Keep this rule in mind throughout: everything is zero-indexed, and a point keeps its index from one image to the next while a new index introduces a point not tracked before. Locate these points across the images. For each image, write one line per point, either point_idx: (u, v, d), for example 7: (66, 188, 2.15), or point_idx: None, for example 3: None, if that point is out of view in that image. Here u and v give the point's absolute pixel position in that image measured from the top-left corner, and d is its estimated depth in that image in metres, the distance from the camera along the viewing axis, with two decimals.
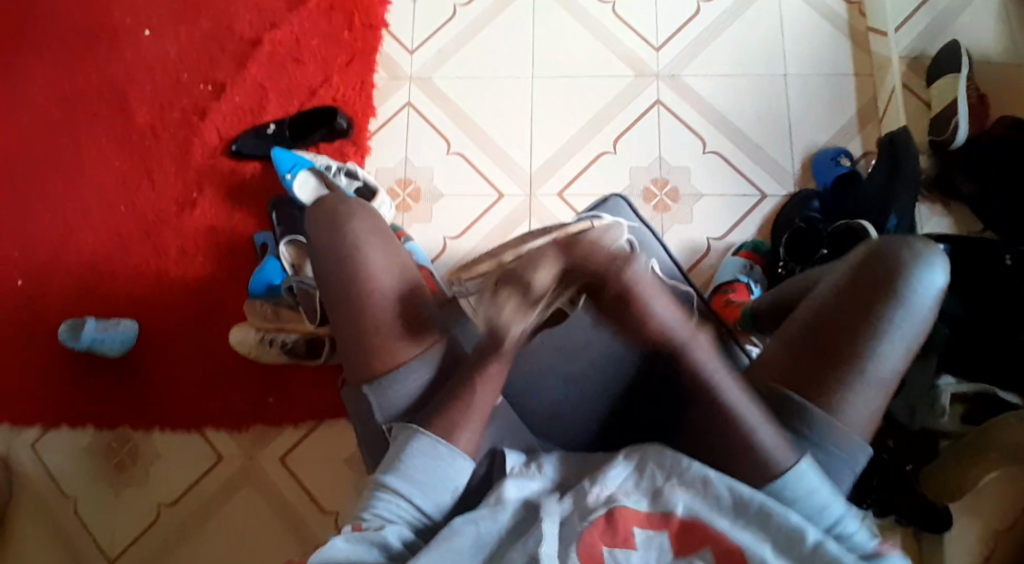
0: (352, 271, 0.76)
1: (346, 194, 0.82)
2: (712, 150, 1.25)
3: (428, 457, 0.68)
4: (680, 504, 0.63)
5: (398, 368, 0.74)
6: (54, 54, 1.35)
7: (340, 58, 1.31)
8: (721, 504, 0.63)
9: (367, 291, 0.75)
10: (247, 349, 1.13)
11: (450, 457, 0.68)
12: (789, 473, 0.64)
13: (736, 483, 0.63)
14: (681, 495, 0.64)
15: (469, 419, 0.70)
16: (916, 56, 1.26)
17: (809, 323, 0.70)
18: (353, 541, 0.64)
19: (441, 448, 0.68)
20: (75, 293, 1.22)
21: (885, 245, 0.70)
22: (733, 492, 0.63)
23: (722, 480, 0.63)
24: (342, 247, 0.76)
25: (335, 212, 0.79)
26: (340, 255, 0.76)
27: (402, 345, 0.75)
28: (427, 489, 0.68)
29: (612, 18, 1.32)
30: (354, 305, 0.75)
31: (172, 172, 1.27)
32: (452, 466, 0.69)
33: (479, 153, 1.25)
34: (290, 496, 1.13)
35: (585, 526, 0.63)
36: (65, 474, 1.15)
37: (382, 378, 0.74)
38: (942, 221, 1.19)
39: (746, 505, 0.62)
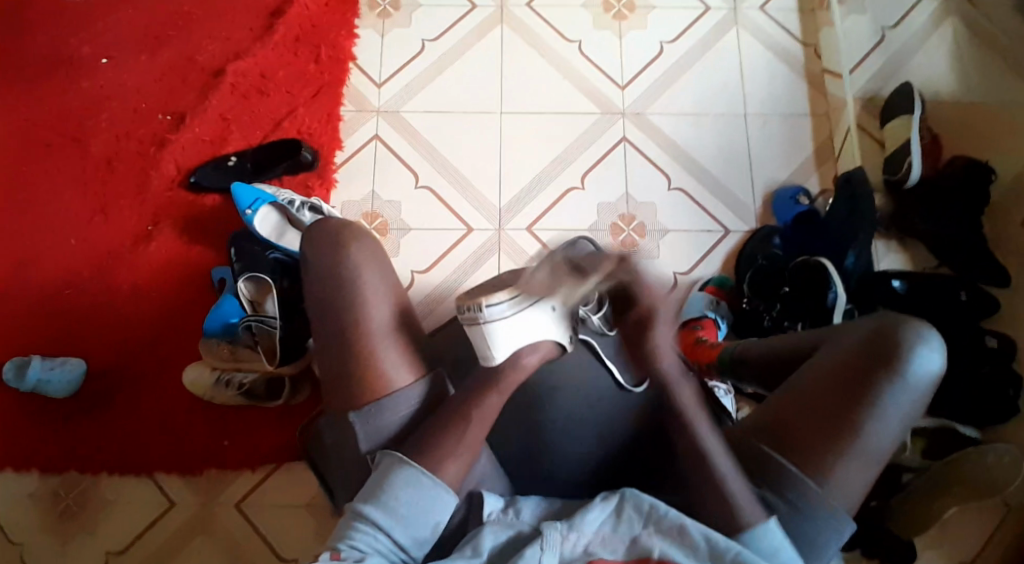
0: (355, 296, 0.78)
1: (345, 222, 0.85)
2: (677, 187, 1.27)
3: (414, 490, 0.69)
4: (656, 549, 0.65)
5: (387, 396, 0.75)
6: (3, 81, 1.30)
7: (305, 90, 1.29)
8: (697, 553, 0.65)
9: (361, 321, 0.77)
10: (202, 390, 1.09)
11: (433, 491, 0.69)
12: (755, 521, 0.68)
13: (711, 533, 0.65)
14: (657, 543, 0.66)
15: (458, 451, 0.71)
16: (871, 98, 1.31)
17: (811, 389, 0.75)
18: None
19: (427, 480, 0.69)
20: (20, 330, 1.16)
21: (884, 328, 0.75)
22: (709, 542, 0.65)
23: (697, 528, 0.65)
24: (342, 272, 0.79)
25: (340, 237, 0.82)
26: (338, 279, 0.79)
27: (392, 368, 0.76)
28: (408, 524, 0.68)
29: (579, 57, 1.33)
30: (347, 328, 0.77)
31: (127, 204, 1.23)
32: (434, 502, 0.69)
33: (446, 187, 1.25)
34: (248, 542, 1.08)
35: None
36: (5, 522, 1.08)
37: (373, 403, 0.75)
38: (897, 257, 1.21)
39: (722, 555, 0.64)
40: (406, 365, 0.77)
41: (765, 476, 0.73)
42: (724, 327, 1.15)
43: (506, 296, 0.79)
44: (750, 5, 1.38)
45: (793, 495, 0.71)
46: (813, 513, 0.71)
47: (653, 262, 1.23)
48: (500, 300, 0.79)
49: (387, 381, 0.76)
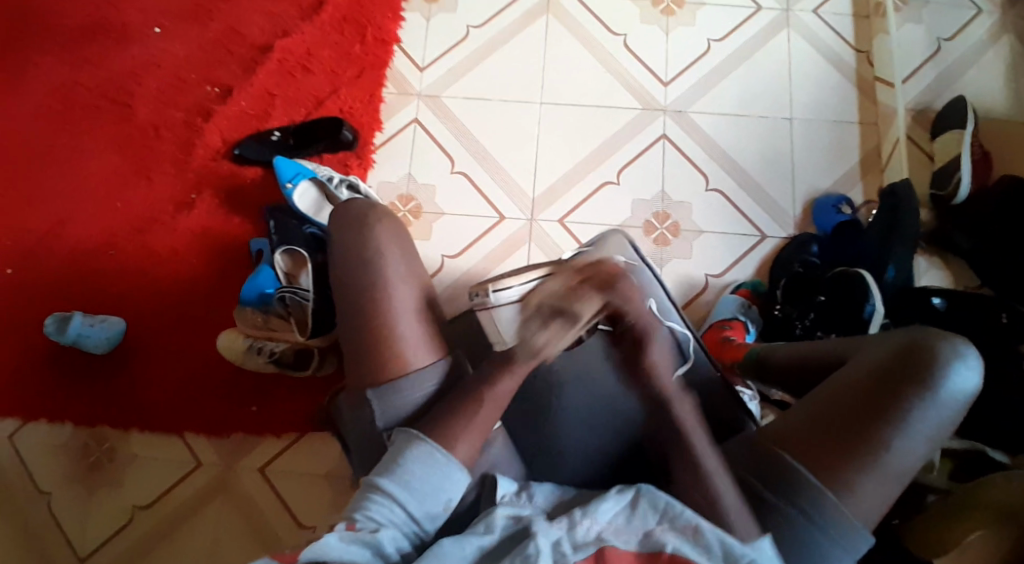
0: (374, 273, 0.80)
1: (372, 203, 0.87)
2: (715, 188, 1.25)
3: (427, 464, 0.70)
4: (669, 543, 0.64)
5: (403, 376, 0.76)
6: (61, 45, 1.34)
7: (349, 70, 1.31)
8: (712, 553, 0.64)
9: (378, 298, 0.79)
10: (234, 356, 1.12)
11: (446, 467, 0.70)
12: (761, 527, 0.67)
13: (727, 536, 0.65)
14: (670, 538, 0.65)
15: (468, 431, 0.72)
16: (923, 108, 1.27)
17: (840, 397, 0.73)
18: (348, 540, 0.63)
19: (439, 455, 0.70)
20: (64, 287, 1.20)
21: (916, 342, 0.74)
22: (725, 545, 0.64)
23: (712, 531, 0.65)
24: (365, 251, 0.81)
25: (363, 218, 0.84)
26: (363, 258, 0.81)
27: (408, 348, 0.77)
28: (421, 498, 0.68)
29: (623, 51, 1.32)
30: (367, 305, 0.79)
31: (172, 172, 1.26)
32: (447, 478, 0.70)
33: (482, 174, 1.25)
34: (266, 508, 1.11)
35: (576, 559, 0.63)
36: (38, 471, 1.13)
37: (389, 381, 0.76)
38: (938, 274, 1.19)
39: (737, 557, 0.64)
40: (423, 347, 0.78)
41: (785, 480, 0.72)
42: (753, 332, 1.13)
43: (517, 283, 0.85)
44: (803, 8, 1.35)
45: (813, 502, 0.70)
46: (832, 522, 0.70)
47: (685, 262, 1.22)
48: (510, 287, 0.85)
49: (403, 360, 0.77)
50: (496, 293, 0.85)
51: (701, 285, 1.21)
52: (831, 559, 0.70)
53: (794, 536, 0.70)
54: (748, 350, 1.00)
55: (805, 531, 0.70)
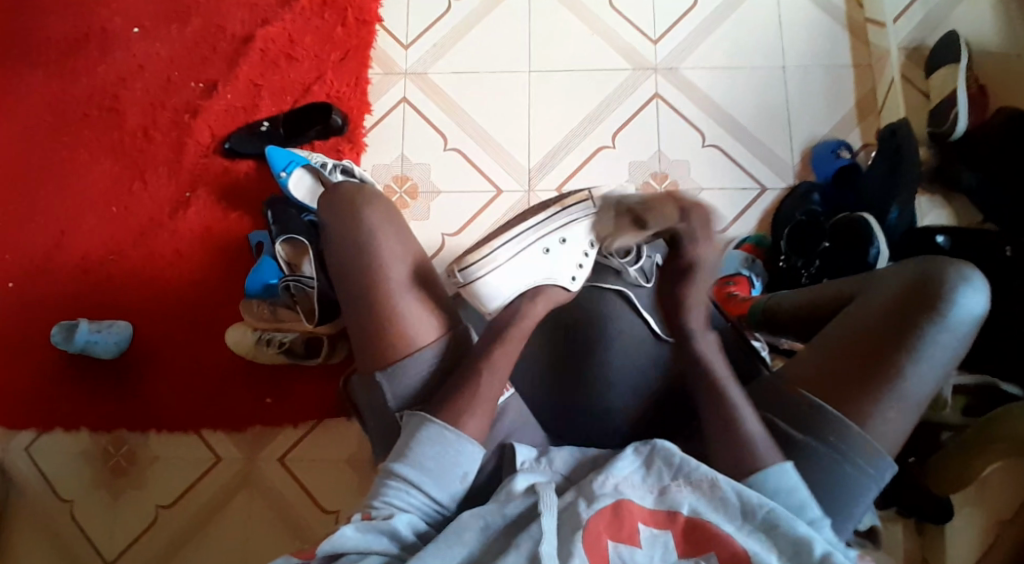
0: (373, 261, 0.79)
1: (360, 181, 0.85)
2: (711, 144, 1.24)
3: (439, 445, 0.70)
4: (685, 505, 0.66)
5: (407, 356, 0.77)
6: (42, 53, 1.33)
7: (334, 54, 1.29)
8: (727, 507, 0.65)
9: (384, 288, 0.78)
10: (244, 350, 1.12)
11: (457, 444, 0.70)
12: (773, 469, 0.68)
13: (744, 488, 0.66)
14: (685, 497, 0.66)
15: (474, 407, 0.72)
16: (917, 46, 1.25)
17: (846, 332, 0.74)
18: (364, 529, 0.65)
19: (450, 434, 0.70)
20: (69, 295, 1.20)
21: (928, 268, 0.73)
22: (741, 497, 0.65)
23: (728, 484, 0.66)
24: (361, 235, 0.80)
25: (353, 200, 0.81)
26: (357, 238, 0.80)
27: (416, 326, 0.77)
28: (437, 478, 0.69)
29: (609, 12, 1.30)
30: (369, 287, 0.78)
31: (165, 172, 1.26)
32: (460, 453, 0.70)
33: (477, 148, 1.24)
34: (291, 496, 1.12)
35: (591, 514, 0.65)
36: (62, 480, 1.14)
37: (396, 361, 0.77)
38: (940, 213, 1.18)
39: (753, 512, 0.65)
40: (427, 324, 0.78)
41: (806, 421, 0.72)
42: (758, 285, 1.14)
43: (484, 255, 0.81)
44: None
45: (836, 438, 0.71)
46: (852, 456, 0.70)
47: None
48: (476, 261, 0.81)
49: (408, 340, 0.77)
50: (463, 271, 0.82)
51: None
52: (861, 493, 0.71)
53: (822, 474, 0.71)
54: (753, 303, 1.01)
55: (832, 468, 0.71)
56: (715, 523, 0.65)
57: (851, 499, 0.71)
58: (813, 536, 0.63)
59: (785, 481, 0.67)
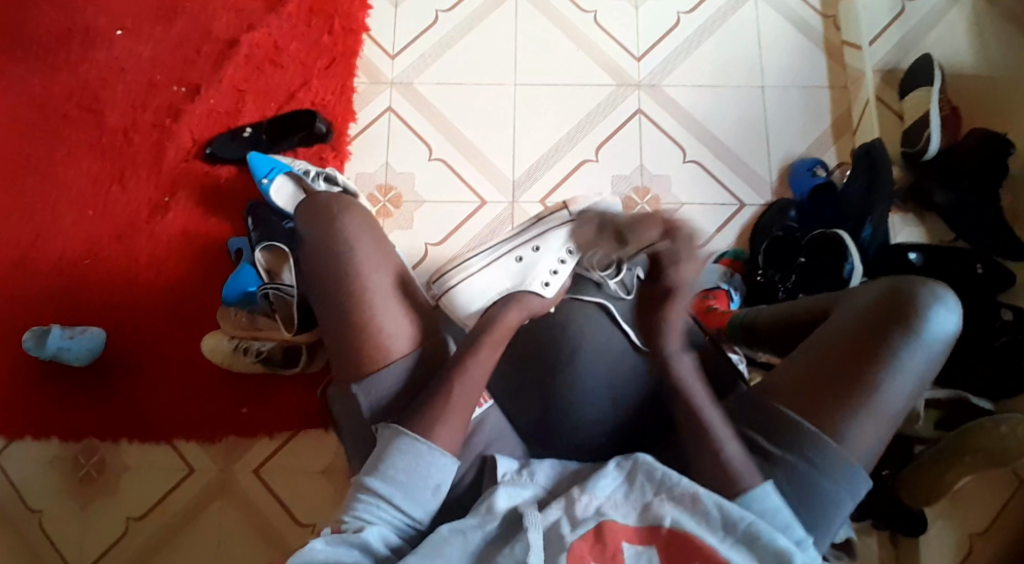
0: (348, 267, 0.79)
1: (336, 192, 0.86)
2: (692, 160, 1.26)
3: (411, 457, 0.70)
4: (668, 518, 0.66)
5: (384, 366, 0.76)
6: (20, 51, 1.30)
7: (319, 62, 1.29)
8: (709, 519, 0.66)
9: (360, 294, 0.78)
10: (221, 358, 1.10)
11: (428, 455, 0.70)
12: (754, 490, 0.68)
13: (724, 501, 0.66)
14: (668, 511, 0.66)
15: (453, 416, 0.72)
16: (890, 69, 1.29)
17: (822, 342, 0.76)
18: (334, 543, 0.64)
19: (422, 445, 0.70)
20: (40, 299, 1.17)
21: (900, 286, 0.76)
22: (721, 510, 0.66)
23: (709, 497, 0.66)
24: (338, 243, 0.80)
25: (329, 209, 0.83)
26: (335, 251, 0.80)
27: (393, 336, 0.77)
28: (409, 491, 0.69)
29: (595, 27, 1.32)
30: (349, 296, 0.78)
31: (144, 175, 1.24)
32: (433, 465, 0.70)
33: (460, 159, 1.24)
34: (265, 508, 1.09)
35: (574, 538, 0.65)
36: (28, 489, 1.10)
37: (373, 371, 0.76)
38: (913, 231, 1.21)
39: (734, 524, 0.65)
40: (403, 335, 0.78)
41: (782, 435, 0.73)
42: (737, 298, 1.15)
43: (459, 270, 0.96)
44: None
45: (812, 453, 0.72)
46: (829, 469, 0.71)
47: None
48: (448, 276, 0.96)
49: (385, 350, 0.77)
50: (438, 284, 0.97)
51: None
52: (838, 505, 0.72)
53: (799, 485, 0.72)
54: (731, 318, 1.03)
55: (806, 480, 0.72)
56: (697, 534, 0.65)
57: (829, 510, 0.72)
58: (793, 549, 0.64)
59: (768, 501, 0.68)
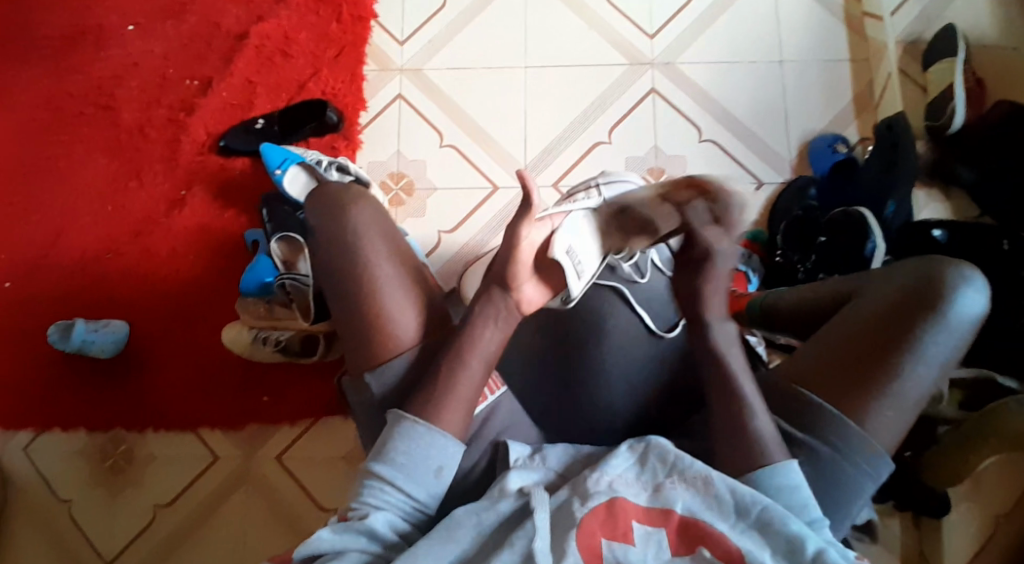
0: (357, 261, 0.78)
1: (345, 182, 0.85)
2: (708, 139, 1.24)
3: (410, 440, 0.70)
4: (680, 503, 0.66)
5: (393, 357, 0.76)
6: (37, 50, 1.32)
7: (329, 51, 1.28)
8: (721, 504, 0.65)
9: (371, 287, 0.77)
10: (240, 348, 1.12)
11: (427, 436, 0.70)
12: (776, 465, 0.67)
13: (737, 484, 0.65)
14: (681, 495, 0.66)
15: (460, 409, 0.72)
16: (913, 40, 1.25)
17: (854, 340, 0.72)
18: (341, 531, 0.67)
19: (420, 427, 0.71)
20: (65, 294, 1.20)
21: (927, 270, 0.74)
22: (734, 494, 0.65)
23: (722, 481, 0.66)
24: (347, 236, 0.79)
25: (338, 201, 0.81)
26: (342, 241, 0.79)
27: (400, 326, 0.77)
28: (409, 472, 0.70)
29: (605, 6, 1.30)
30: (357, 288, 0.77)
31: (161, 170, 1.25)
32: (434, 447, 0.71)
33: (472, 145, 1.24)
34: (288, 494, 1.12)
35: (585, 513, 0.65)
36: (59, 479, 1.14)
37: (383, 361, 0.77)
38: (938, 207, 1.18)
39: (747, 508, 0.65)
40: (413, 326, 0.77)
41: (804, 420, 0.72)
42: (755, 280, 1.14)
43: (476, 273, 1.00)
44: None
45: (837, 439, 0.71)
46: (850, 454, 0.70)
47: None
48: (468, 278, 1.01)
49: (395, 343, 0.76)
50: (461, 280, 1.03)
51: None
52: (858, 491, 0.71)
53: (817, 475, 0.71)
54: (750, 300, 1.01)
55: (830, 464, 0.71)
56: (709, 523, 0.65)
57: (848, 496, 0.71)
58: (806, 534, 0.63)
59: (789, 479, 0.67)
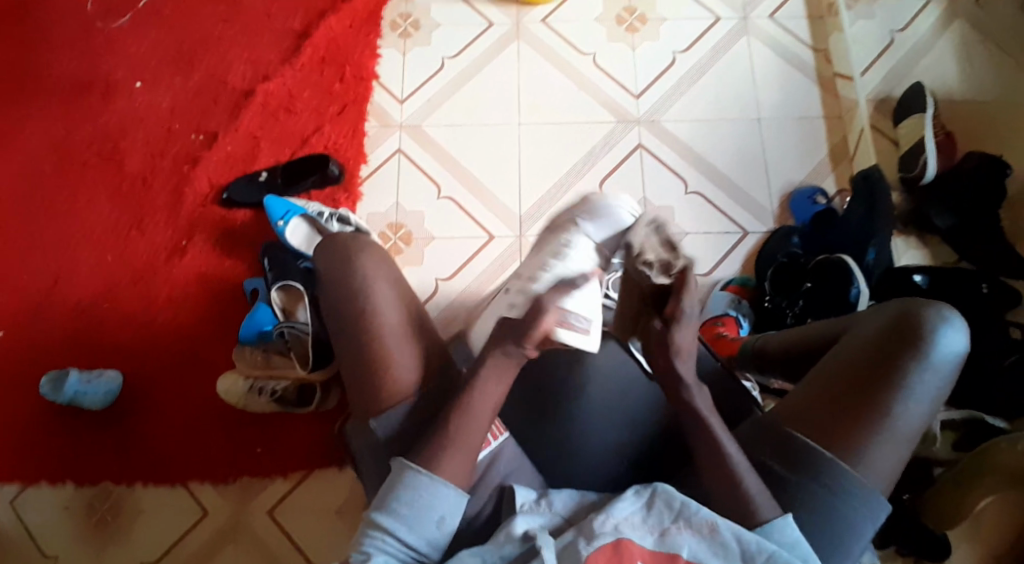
0: (361, 307, 0.78)
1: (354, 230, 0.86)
2: (695, 191, 1.28)
3: (414, 491, 0.69)
4: (685, 548, 0.65)
5: (396, 402, 0.75)
6: (44, 105, 1.35)
7: (331, 109, 1.33)
8: (728, 550, 0.65)
9: (374, 334, 0.77)
10: (235, 399, 1.11)
11: (432, 487, 0.69)
12: (774, 523, 0.68)
13: (742, 531, 0.66)
14: (686, 540, 0.66)
15: (461, 457, 0.70)
16: (883, 98, 1.33)
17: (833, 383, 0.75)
18: None
19: (425, 478, 0.69)
20: (59, 343, 1.19)
21: (907, 310, 0.76)
22: (741, 542, 0.65)
23: (728, 527, 0.66)
24: (353, 282, 0.79)
25: (347, 248, 0.82)
26: (351, 287, 0.79)
27: (403, 372, 0.76)
28: (415, 526, 0.68)
29: (593, 67, 1.37)
30: (362, 335, 0.77)
31: (162, 221, 1.27)
32: (438, 500, 0.69)
33: (468, 197, 1.27)
34: (278, 549, 1.09)
35: (591, 550, 0.64)
36: (44, 532, 1.10)
37: (387, 407, 0.75)
38: (917, 253, 1.22)
39: (754, 555, 0.65)
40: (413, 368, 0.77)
41: (800, 458, 0.73)
42: (746, 325, 1.15)
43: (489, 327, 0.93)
44: (760, 14, 1.41)
45: (830, 477, 0.71)
46: (848, 494, 0.71)
47: None
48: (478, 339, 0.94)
49: (398, 387, 0.76)
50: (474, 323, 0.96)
51: None
52: (859, 527, 0.71)
53: (818, 509, 0.71)
54: (743, 344, 1.03)
55: (829, 505, 0.71)
56: None
57: (848, 533, 0.72)
58: None
59: (788, 534, 0.67)
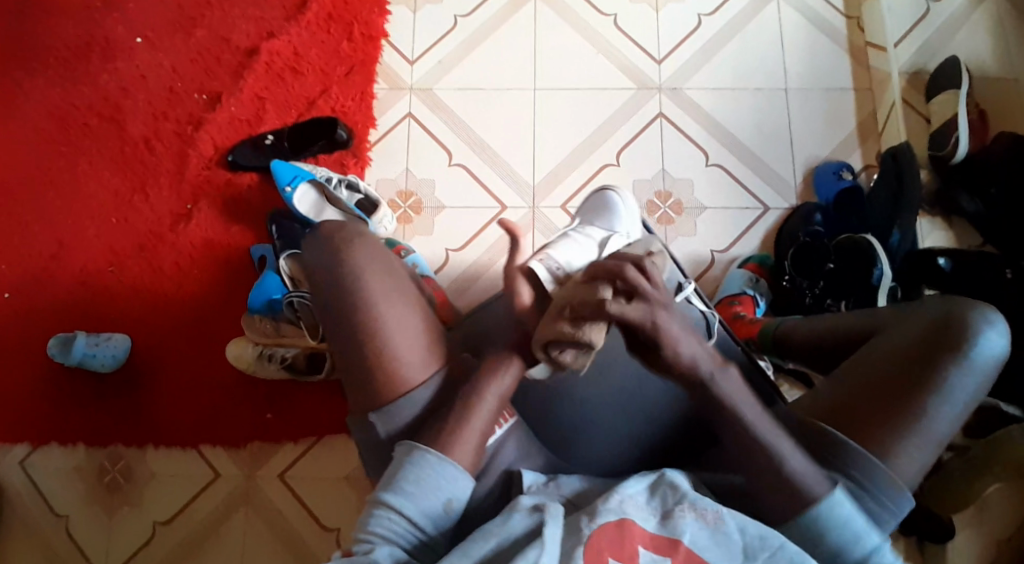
0: (356, 302, 0.74)
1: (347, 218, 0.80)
2: (715, 164, 1.25)
3: (422, 468, 0.68)
4: (687, 533, 0.63)
5: (400, 397, 0.73)
6: (44, 62, 1.31)
7: (339, 69, 1.29)
8: (731, 538, 0.63)
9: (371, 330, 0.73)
10: (245, 364, 1.11)
11: (440, 466, 0.68)
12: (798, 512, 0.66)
13: (747, 525, 0.64)
14: (689, 525, 0.64)
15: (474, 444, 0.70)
16: (915, 71, 1.27)
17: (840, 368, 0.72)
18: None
19: (432, 457, 0.68)
20: (65, 308, 1.19)
21: (949, 313, 0.74)
22: (744, 534, 0.64)
23: (734, 519, 0.64)
24: (345, 277, 0.74)
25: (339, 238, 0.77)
26: (343, 282, 0.74)
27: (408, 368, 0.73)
28: (421, 503, 0.67)
29: (613, 30, 1.31)
30: (358, 334, 0.73)
31: (167, 184, 1.24)
32: (445, 480, 0.68)
33: (480, 165, 1.24)
34: (288, 512, 1.10)
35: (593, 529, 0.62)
36: (56, 493, 1.12)
37: (389, 402, 0.73)
38: (941, 235, 1.20)
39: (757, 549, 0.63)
40: (420, 364, 0.74)
41: (828, 455, 0.71)
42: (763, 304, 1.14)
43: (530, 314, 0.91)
44: None
45: (859, 473, 0.70)
46: (876, 492, 0.69)
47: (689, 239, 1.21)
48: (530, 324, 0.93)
49: (402, 382, 0.73)
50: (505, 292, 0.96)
51: (708, 261, 1.20)
52: (882, 525, 0.70)
53: None
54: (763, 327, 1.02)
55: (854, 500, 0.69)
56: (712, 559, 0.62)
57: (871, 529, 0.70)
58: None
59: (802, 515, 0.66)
